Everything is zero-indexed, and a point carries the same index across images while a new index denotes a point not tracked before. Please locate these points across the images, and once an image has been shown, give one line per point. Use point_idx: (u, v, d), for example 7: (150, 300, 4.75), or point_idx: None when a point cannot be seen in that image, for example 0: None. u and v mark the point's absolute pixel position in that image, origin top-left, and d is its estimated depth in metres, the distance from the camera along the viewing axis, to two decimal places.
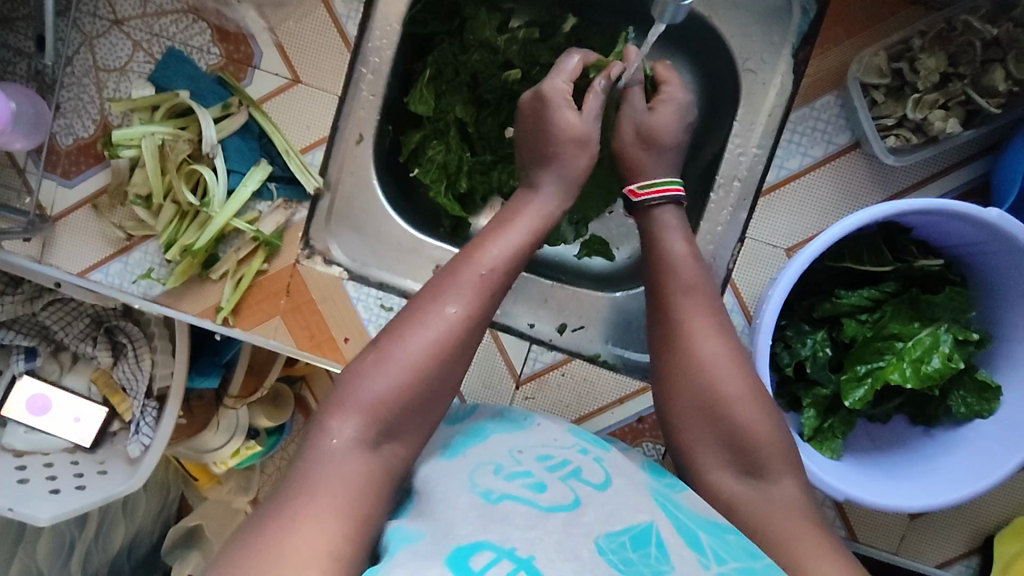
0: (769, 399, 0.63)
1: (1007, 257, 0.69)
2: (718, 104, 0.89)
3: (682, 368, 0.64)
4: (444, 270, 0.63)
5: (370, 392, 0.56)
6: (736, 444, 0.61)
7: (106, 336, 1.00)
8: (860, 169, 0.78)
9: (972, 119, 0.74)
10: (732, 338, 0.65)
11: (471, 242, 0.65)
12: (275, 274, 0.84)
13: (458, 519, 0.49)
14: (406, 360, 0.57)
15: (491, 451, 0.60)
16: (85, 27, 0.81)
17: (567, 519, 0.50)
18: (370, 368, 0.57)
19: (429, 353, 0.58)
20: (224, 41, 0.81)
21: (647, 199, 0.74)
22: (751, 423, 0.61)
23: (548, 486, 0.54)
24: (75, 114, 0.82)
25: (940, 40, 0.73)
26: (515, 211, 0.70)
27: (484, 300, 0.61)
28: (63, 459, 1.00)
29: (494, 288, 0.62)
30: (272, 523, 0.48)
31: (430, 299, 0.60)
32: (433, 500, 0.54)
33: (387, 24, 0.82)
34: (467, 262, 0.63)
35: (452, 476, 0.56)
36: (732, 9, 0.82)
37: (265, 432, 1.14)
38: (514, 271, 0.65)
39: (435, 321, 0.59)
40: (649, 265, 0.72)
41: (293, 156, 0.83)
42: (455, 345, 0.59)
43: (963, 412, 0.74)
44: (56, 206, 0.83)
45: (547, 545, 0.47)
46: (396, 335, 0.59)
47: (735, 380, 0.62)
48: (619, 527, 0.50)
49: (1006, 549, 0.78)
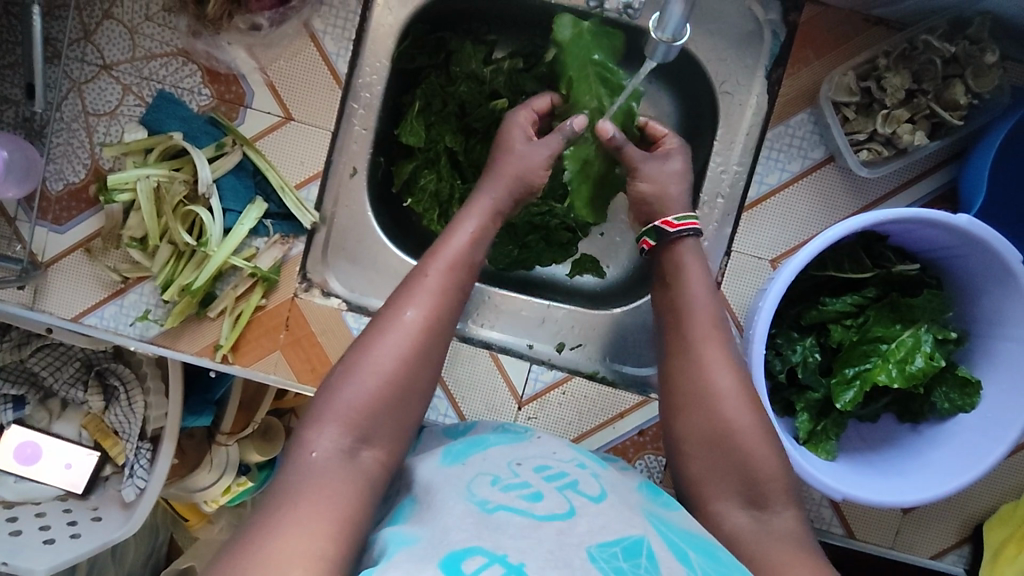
0: (757, 410, 0.66)
1: (978, 258, 0.74)
2: (698, 125, 0.92)
3: (682, 384, 0.69)
4: (401, 284, 0.67)
5: (345, 401, 0.58)
6: (726, 449, 0.64)
7: (97, 379, 0.98)
8: (837, 181, 0.83)
9: (937, 131, 0.79)
10: (715, 344, 0.69)
11: (425, 255, 0.69)
12: (274, 308, 0.85)
13: (453, 526, 0.49)
14: (374, 367, 0.60)
15: (490, 461, 0.60)
16: (74, 73, 0.82)
17: (560, 529, 0.49)
18: (340, 380, 0.60)
19: (395, 357, 0.61)
20: (215, 82, 0.82)
21: (681, 231, 0.75)
22: (734, 427, 0.65)
23: (544, 496, 0.54)
24: (65, 160, 0.82)
25: (903, 59, 0.78)
26: (457, 221, 0.72)
27: (440, 301, 0.65)
28: (56, 508, 0.98)
29: (450, 292, 0.66)
30: (266, 526, 0.49)
31: (390, 310, 0.64)
32: (430, 505, 0.54)
33: (376, 60, 0.85)
34: (420, 273, 0.67)
35: (449, 484, 0.56)
36: (707, 36, 0.85)
37: (257, 466, 1.10)
38: (469, 275, 0.69)
39: (397, 327, 0.62)
40: (668, 290, 0.74)
41: (288, 191, 0.84)
42: (418, 347, 0.62)
43: (947, 407, 0.77)
44: (47, 251, 0.83)
45: (538, 553, 0.46)
46: (363, 347, 0.61)
47: (720, 381, 0.67)
48: (611, 537, 0.49)
49: (995, 536, 0.82)
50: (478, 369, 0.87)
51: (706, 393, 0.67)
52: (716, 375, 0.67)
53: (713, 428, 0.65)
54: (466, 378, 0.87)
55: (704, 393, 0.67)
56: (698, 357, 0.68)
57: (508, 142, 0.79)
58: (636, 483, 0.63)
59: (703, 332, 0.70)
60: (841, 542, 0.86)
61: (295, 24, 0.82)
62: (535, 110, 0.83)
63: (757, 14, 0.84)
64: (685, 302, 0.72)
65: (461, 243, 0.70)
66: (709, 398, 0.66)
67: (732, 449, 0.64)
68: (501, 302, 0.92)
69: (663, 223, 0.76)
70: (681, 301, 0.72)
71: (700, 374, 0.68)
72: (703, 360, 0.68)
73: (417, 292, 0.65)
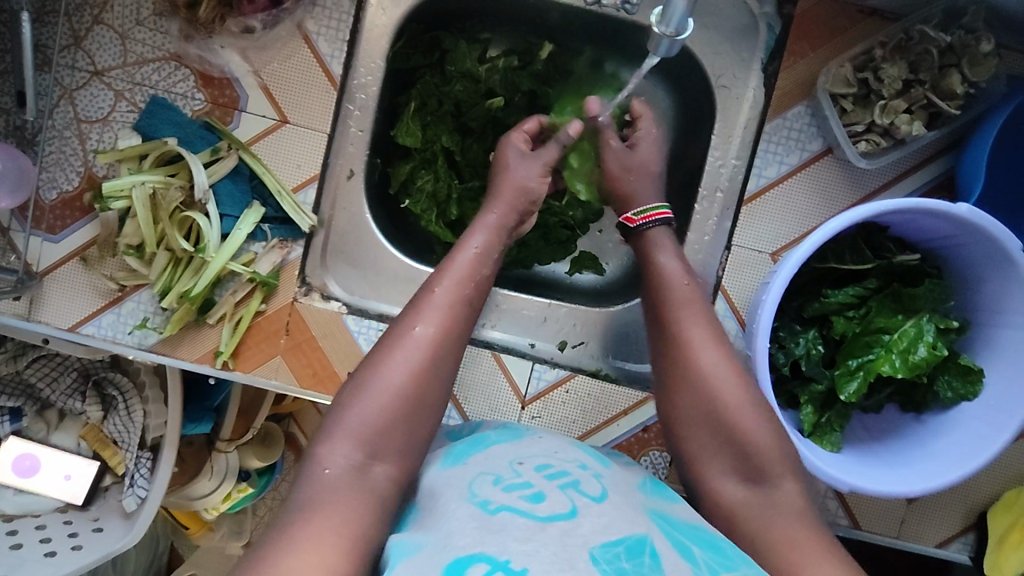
0: (746, 383, 0.66)
1: (977, 246, 0.74)
2: (695, 121, 0.92)
3: (668, 367, 0.68)
4: (411, 302, 0.66)
5: (356, 418, 0.57)
6: (720, 428, 0.64)
7: (94, 389, 0.97)
8: (835, 174, 0.83)
9: (935, 121, 0.79)
10: (694, 326, 0.68)
11: (436, 272, 0.69)
12: (274, 313, 0.84)
13: (455, 531, 0.49)
14: (385, 383, 0.59)
15: (491, 461, 0.59)
16: (65, 80, 0.81)
17: (564, 529, 0.49)
18: (351, 396, 0.59)
19: (407, 373, 0.60)
20: (208, 87, 0.81)
21: (641, 225, 0.77)
22: (723, 402, 0.64)
23: (545, 496, 0.53)
24: (58, 168, 0.81)
25: (900, 50, 0.78)
26: (466, 237, 0.73)
27: (450, 316, 0.64)
28: (56, 519, 0.96)
29: (459, 307, 0.66)
30: (275, 543, 0.49)
31: (400, 327, 0.63)
32: (434, 511, 0.54)
33: (371, 61, 0.84)
34: (428, 289, 0.66)
35: (452, 487, 0.55)
36: (702, 30, 0.85)
37: (257, 472, 1.10)
38: (478, 290, 0.69)
39: (409, 343, 0.61)
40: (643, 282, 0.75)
41: (285, 196, 0.83)
42: (429, 363, 0.61)
43: (950, 396, 0.78)
44: (42, 261, 0.82)
45: (542, 556, 0.46)
46: (374, 364, 0.61)
47: (706, 360, 0.66)
48: (614, 537, 0.49)
49: (999, 524, 0.82)
50: (480, 370, 0.87)
51: (692, 375, 0.66)
52: (699, 354, 0.67)
53: (704, 405, 0.65)
54: (470, 379, 0.86)
55: (689, 373, 0.66)
56: (681, 341, 0.68)
57: (505, 162, 0.82)
58: (639, 479, 0.63)
59: (682, 312, 0.70)
60: (846, 533, 0.86)
61: (288, 26, 0.81)
62: (525, 131, 0.84)
63: (752, 7, 0.83)
64: (665, 291, 0.72)
65: (470, 259, 0.70)
66: (694, 377, 0.66)
67: (726, 427, 0.64)
68: (502, 301, 0.91)
69: (625, 221, 0.79)
70: (663, 293, 0.72)
71: (682, 355, 0.67)
72: (684, 339, 0.68)
73: (427, 309, 0.65)
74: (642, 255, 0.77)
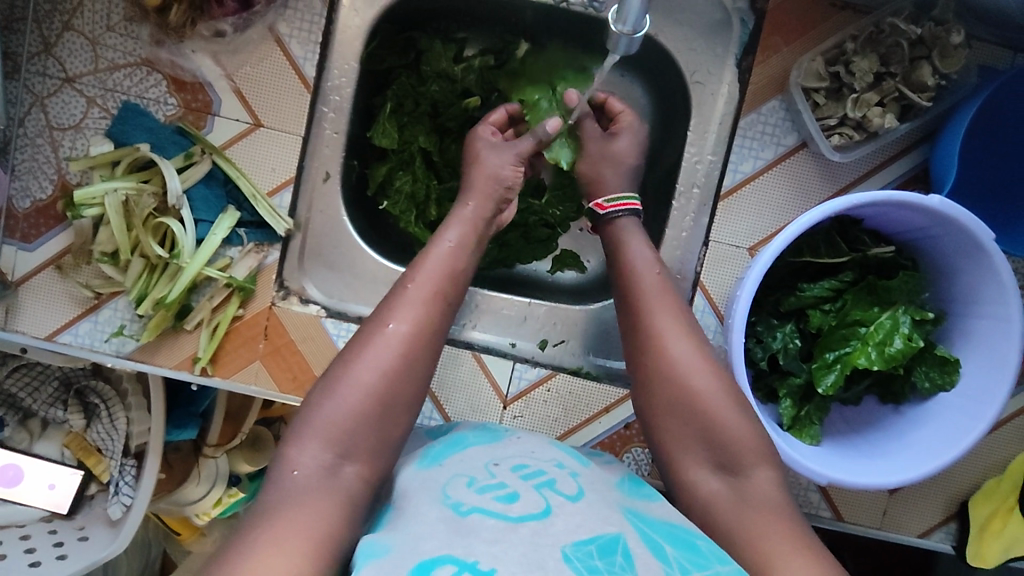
0: (718, 373, 0.66)
1: (950, 237, 0.74)
2: (671, 117, 0.92)
3: (641, 358, 0.68)
4: (384, 299, 0.66)
5: (324, 417, 0.57)
6: (694, 419, 0.64)
7: (77, 398, 0.96)
8: (810, 168, 0.83)
9: (907, 114, 0.80)
10: (661, 317, 0.69)
11: (410, 269, 0.69)
12: (252, 318, 0.84)
13: (425, 533, 0.49)
14: (355, 381, 0.59)
15: (467, 462, 0.59)
16: (36, 88, 0.80)
17: (535, 529, 0.49)
18: (320, 396, 0.59)
19: (378, 370, 0.60)
20: (181, 91, 0.81)
21: (612, 212, 0.78)
22: (693, 393, 0.64)
23: (520, 496, 0.53)
24: (31, 176, 0.81)
25: (871, 43, 0.78)
26: (441, 231, 0.73)
27: (423, 313, 0.64)
28: (41, 529, 0.96)
29: (433, 304, 0.65)
30: (242, 545, 0.49)
31: (372, 325, 0.63)
32: (404, 512, 0.54)
33: (344, 62, 0.84)
34: (401, 286, 0.67)
35: (426, 487, 0.56)
36: (675, 26, 0.85)
37: (247, 477, 1.08)
38: (454, 287, 0.69)
39: (379, 342, 0.61)
40: (614, 275, 0.75)
41: (260, 200, 0.83)
42: (401, 360, 0.61)
43: (928, 386, 0.78)
44: (17, 270, 0.81)
45: (511, 557, 0.46)
46: (345, 361, 0.61)
47: (676, 352, 0.66)
48: (586, 536, 0.49)
49: (980, 512, 0.83)
50: (461, 369, 0.86)
51: (665, 367, 0.66)
52: (675, 345, 0.67)
53: (677, 397, 0.65)
54: (451, 380, 0.86)
55: (663, 366, 0.66)
56: (652, 333, 0.68)
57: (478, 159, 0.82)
58: (619, 478, 0.63)
59: (653, 300, 0.70)
60: (828, 525, 0.86)
61: (259, 29, 0.81)
62: (492, 124, 0.85)
63: (725, 3, 0.83)
64: (637, 283, 0.72)
65: (443, 255, 0.70)
66: (667, 370, 0.66)
67: (698, 419, 0.64)
68: (481, 302, 0.91)
69: (596, 206, 0.80)
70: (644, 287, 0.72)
71: (664, 345, 0.67)
72: (651, 330, 0.68)
73: (398, 306, 0.65)
74: (610, 244, 0.78)
